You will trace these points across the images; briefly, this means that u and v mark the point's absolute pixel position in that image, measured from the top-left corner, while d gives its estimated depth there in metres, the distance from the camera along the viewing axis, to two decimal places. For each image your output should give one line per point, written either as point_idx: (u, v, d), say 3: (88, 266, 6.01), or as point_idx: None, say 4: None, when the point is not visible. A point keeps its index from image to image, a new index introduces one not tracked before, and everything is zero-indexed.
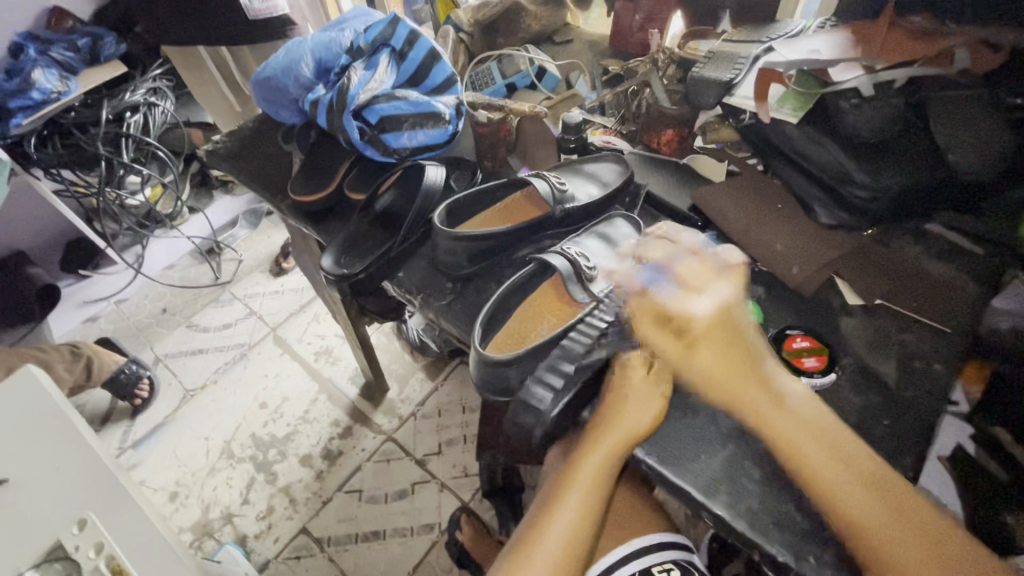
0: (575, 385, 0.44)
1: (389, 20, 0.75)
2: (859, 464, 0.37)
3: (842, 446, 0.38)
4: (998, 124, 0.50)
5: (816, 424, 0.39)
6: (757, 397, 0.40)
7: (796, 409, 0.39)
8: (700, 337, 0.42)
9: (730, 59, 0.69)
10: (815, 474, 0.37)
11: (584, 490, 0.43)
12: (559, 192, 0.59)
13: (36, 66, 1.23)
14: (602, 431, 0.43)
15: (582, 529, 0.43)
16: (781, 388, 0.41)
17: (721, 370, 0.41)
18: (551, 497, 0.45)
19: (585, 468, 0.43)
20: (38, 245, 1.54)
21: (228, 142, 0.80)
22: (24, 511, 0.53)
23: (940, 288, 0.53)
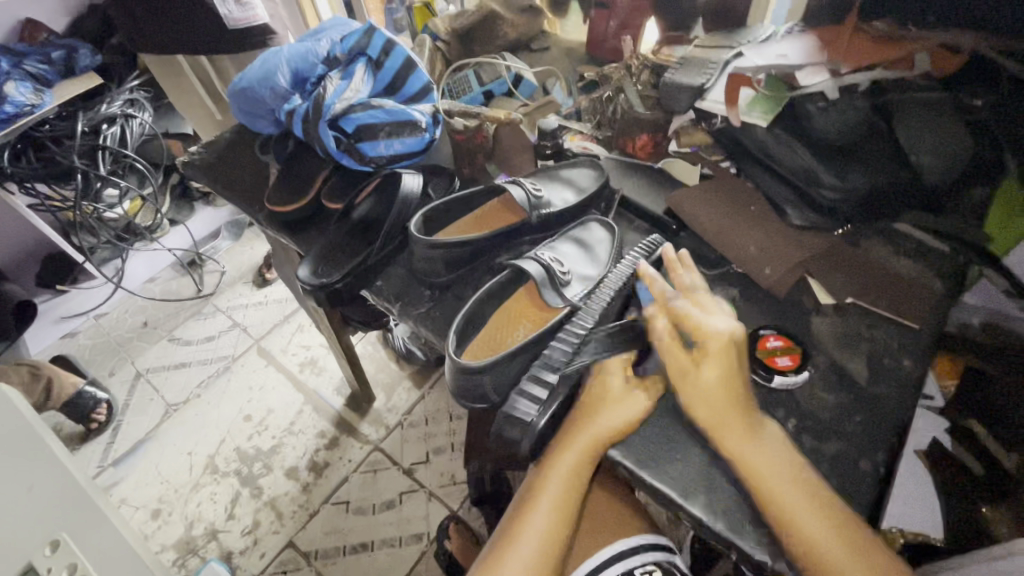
0: (556, 397, 0.44)
1: (365, 30, 0.75)
2: (826, 506, 0.38)
3: (810, 487, 0.39)
4: (957, 131, 0.53)
5: (787, 460, 0.40)
6: (742, 432, 0.40)
7: (774, 454, 0.40)
8: (711, 354, 0.42)
9: (702, 65, 0.70)
10: (786, 507, 0.37)
11: (558, 489, 0.44)
12: (536, 199, 0.60)
13: (8, 79, 1.20)
14: (587, 418, 0.44)
15: (556, 530, 0.43)
16: (765, 428, 0.41)
17: (718, 394, 0.41)
18: (526, 499, 0.45)
19: (558, 468, 0.44)
20: (13, 260, 1.51)
21: (205, 153, 0.79)
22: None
23: (910, 286, 0.55)
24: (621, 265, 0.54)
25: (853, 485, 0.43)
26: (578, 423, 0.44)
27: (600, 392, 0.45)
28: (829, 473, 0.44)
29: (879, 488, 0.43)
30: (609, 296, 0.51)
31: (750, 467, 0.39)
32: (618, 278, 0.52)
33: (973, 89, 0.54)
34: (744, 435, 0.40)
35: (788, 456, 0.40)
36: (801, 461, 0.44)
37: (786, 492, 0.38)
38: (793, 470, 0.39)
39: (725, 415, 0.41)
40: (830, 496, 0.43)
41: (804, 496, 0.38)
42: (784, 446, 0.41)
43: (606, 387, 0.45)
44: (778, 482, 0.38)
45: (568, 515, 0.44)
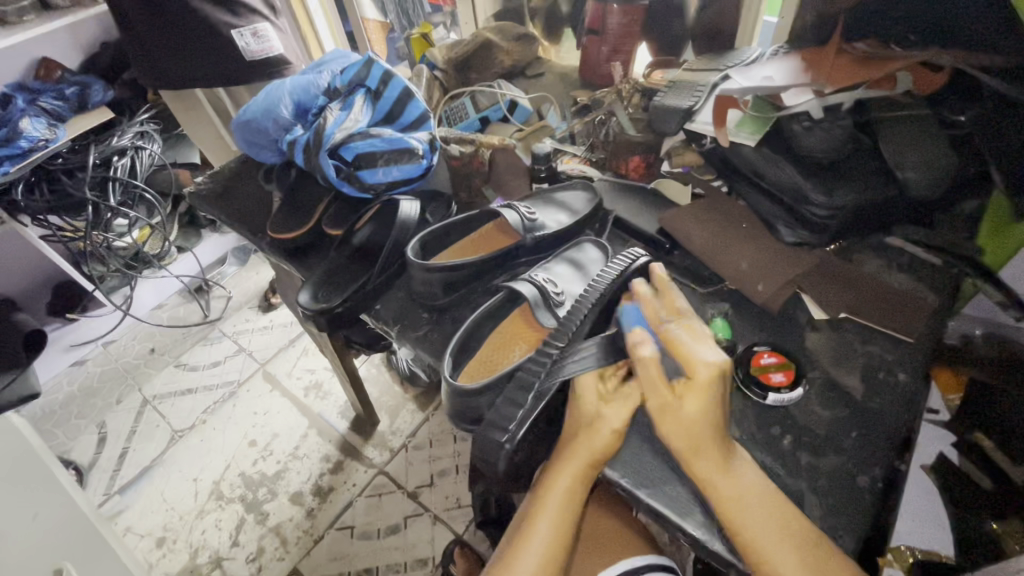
0: (530, 413, 0.44)
1: (364, 62, 0.78)
2: (788, 526, 0.39)
3: (775, 504, 0.40)
4: (941, 146, 0.54)
5: (754, 489, 0.40)
6: (714, 465, 0.40)
7: (743, 483, 0.40)
8: (695, 388, 0.41)
9: (690, 88, 0.71)
10: (746, 535, 0.38)
11: (555, 511, 0.44)
12: (530, 221, 0.61)
13: (23, 115, 1.25)
14: (578, 444, 0.44)
15: (557, 548, 0.44)
16: (737, 462, 0.41)
17: (696, 430, 0.41)
18: (527, 516, 0.45)
19: (553, 496, 0.44)
20: (26, 290, 1.55)
21: (210, 184, 0.82)
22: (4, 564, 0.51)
23: (905, 300, 0.55)
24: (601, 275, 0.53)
25: (850, 503, 0.43)
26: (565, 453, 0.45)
27: (579, 416, 0.45)
28: (827, 491, 0.43)
29: (878, 504, 0.43)
30: (583, 313, 0.50)
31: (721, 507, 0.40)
32: (595, 289, 0.51)
33: (953, 105, 0.57)
34: (722, 477, 0.40)
35: (762, 489, 0.41)
36: (798, 478, 0.44)
37: (761, 539, 0.38)
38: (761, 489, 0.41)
39: (701, 458, 0.40)
40: (828, 514, 0.42)
41: (776, 537, 0.38)
42: (760, 478, 0.41)
43: (590, 425, 0.44)
44: (752, 521, 0.39)
45: (564, 538, 0.44)
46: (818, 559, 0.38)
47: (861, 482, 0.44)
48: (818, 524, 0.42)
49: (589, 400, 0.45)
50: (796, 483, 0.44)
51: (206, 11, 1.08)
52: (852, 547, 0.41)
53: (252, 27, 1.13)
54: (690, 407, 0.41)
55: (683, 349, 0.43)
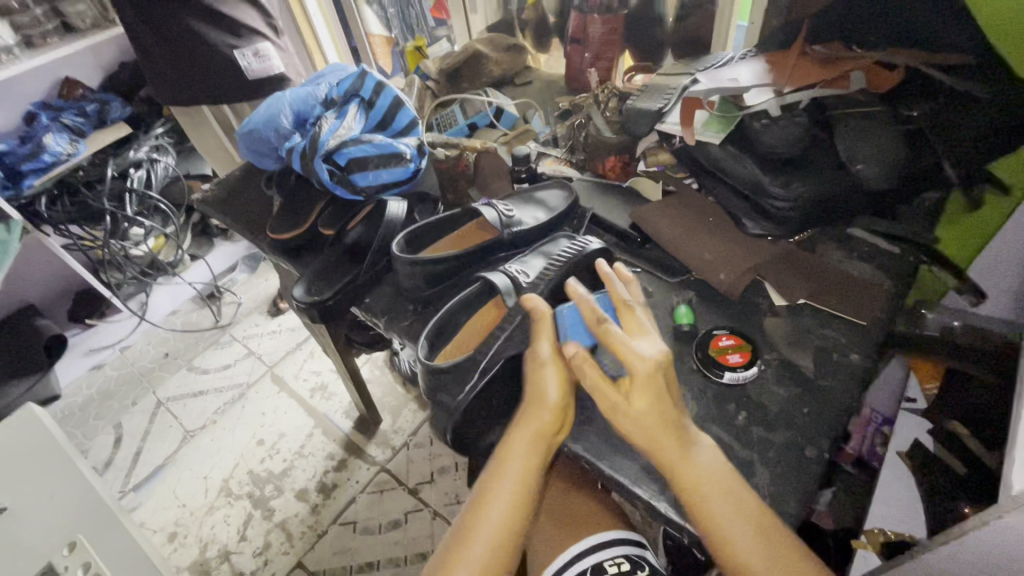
0: (477, 384, 0.51)
1: (359, 74, 0.83)
2: (746, 509, 0.41)
3: (735, 488, 0.42)
4: (893, 139, 0.57)
5: (714, 469, 0.42)
6: (673, 446, 0.42)
7: (702, 460, 0.42)
8: (638, 383, 0.43)
9: (660, 91, 0.76)
10: (703, 509, 0.41)
11: (516, 477, 0.46)
12: (506, 218, 0.65)
13: (47, 132, 1.34)
14: (527, 418, 0.48)
15: (515, 519, 0.46)
16: (697, 442, 0.44)
17: (654, 419, 0.43)
18: (477, 501, 0.47)
19: (505, 479, 0.46)
20: (47, 298, 1.63)
21: (217, 190, 0.87)
22: (29, 532, 0.59)
23: (861, 286, 0.58)
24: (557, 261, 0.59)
25: (798, 474, 0.46)
26: (516, 432, 0.48)
27: (535, 391, 0.49)
28: (776, 461, 0.46)
29: (825, 473, 0.45)
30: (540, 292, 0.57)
31: (684, 485, 0.42)
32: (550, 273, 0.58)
33: (909, 101, 0.60)
34: (682, 457, 0.42)
35: (721, 467, 0.43)
36: (749, 450, 0.47)
37: (716, 513, 0.40)
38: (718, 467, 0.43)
39: (662, 440, 0.43)
40: (776, 482, 0.45)
41: (732, 510, 0.40)
42: (719, 454, 0.43)
43: (542, 394, 0.48)
44: (711, 499, 0.41)
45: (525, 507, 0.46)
46: (781, 548, 0.40)
47: (810, 453, 0.47)
48: (764, 490, 0.45)
49: (545, 369, 0.49)
50: (747, 455, 0.47)
51: (212, 32, 1.15)
52: (797, 512, 0.44)
53: (254, 47, 1.19)
54: (637, 403, 0.43)
55: (621, 345, 0.45)
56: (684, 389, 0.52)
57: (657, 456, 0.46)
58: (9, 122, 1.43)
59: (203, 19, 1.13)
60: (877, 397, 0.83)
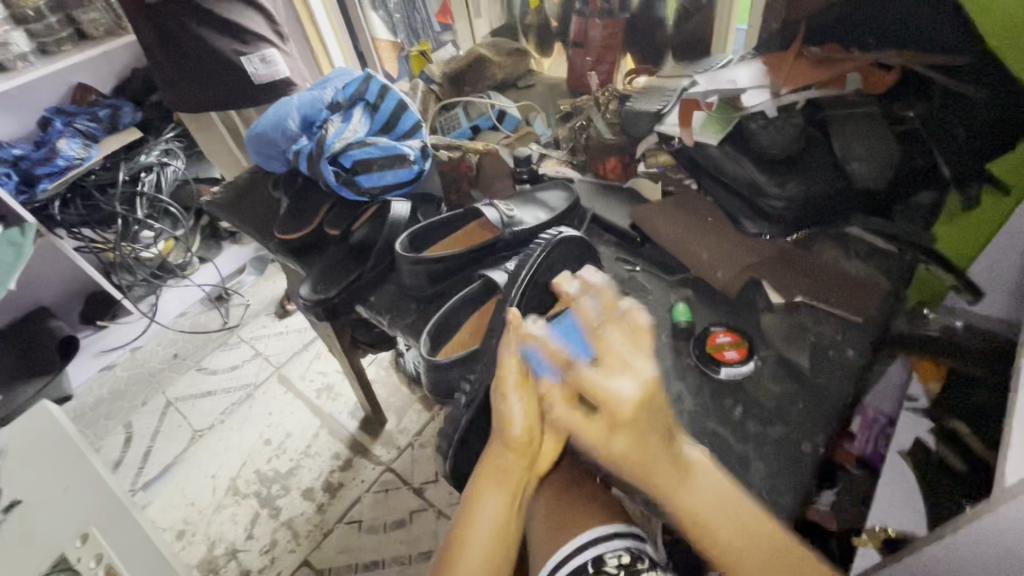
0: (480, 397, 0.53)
1: (364, 78, 0.85)
2: (747, 524, 0.41)
3: (735, 511, 0.41)
4: (889, 138, 0.58)
5: (709, 494, 0.42)
6: (663, 480, 0.41)
7: (698, 486, 0.42)
8: (620, 424, 0.40)
9: (661, 93, 0.78)
10: (706, 528, 0.41)
11: (491, 515, 0.50)
12: (507, 218, 0.67)
13: (61, 137, 1.37)
14: (497, 454, 0.51)
15: (494, 549, 0.49)
16: (693, 467, 0.42)
17: (630, 460, 0.41)
18: (457, 537, 0.50)
19: (481, 517, 0.49)
20: (60, 300, 1.66)
21: (225, 192, 0.89)
22: (46, 524, 0.61)
23: (857, 284, 0.59)
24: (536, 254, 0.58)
25: (792, 467, 0.46)
26: (483, 482, 0.51)
27: (505, 426, 0.49)
28: (771, 455, 0.47)
29: (819, 466, 0.46)
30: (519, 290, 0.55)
31: (684, 511, 0.42)
32: (529, 270, 0.56)
33: (906, 102, 0.61)
34: (677, 488, 0.41)
35: (719, 489, 0.42)
36: (745, 444, 0.48)
37: (716, 531, 0.41)
38: (717, 487, 0.42)
39: (655, 474, 0.41)
40: (771, 475, 0.46)
41: (731, 529, 0.41)
42: (716, 475, 0.43)
43: (511, 426, 0.48)
44: (711, 524, 0.41)
45: (504, 541, 0.50)
46: (776, 553, 0.41)
47: (806, 447, 0.47)
48: (759, 483, 0.46)
49: (511, 406, 0.48)
50: (743, 449, 0.48)
51: (221, 38, 1.17)
52: (792, 504, 0.45)
53: (260, 53, 1.22)
54: (617, 445, 0.40)
55: (599, 386, 0.40)
56: (681, 384, 0.53)
57: None
58: (24, 127, 1.46)
59: (212, 26, 1.15)
60: (880, 397, 0.82)
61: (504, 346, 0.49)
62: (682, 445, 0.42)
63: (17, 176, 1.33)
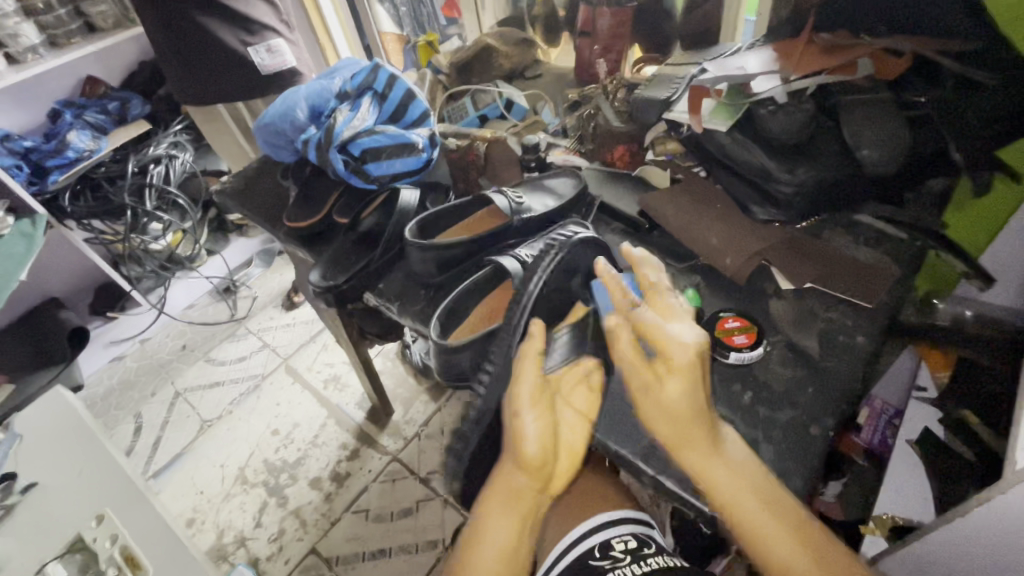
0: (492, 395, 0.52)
1: (372, 67, 0.85)
2: (784, 513, 0.40)
3: (768, 494, 0.41)
4: (899, 124, 0.58)
5: (746, 474, 0.42)
6: (701, 448, 0.42)
7: (735, 463, 0.42)
8: (675, 367, 0.44)
9: (669, 80, 0.78)
10: (743, 514, 0.40)
11: (499, 542, 0.47)
12: (517, 205, 0.67)
13: (71, 129, 1.38)
14: (507, 471, 0.49)
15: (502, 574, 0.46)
16: (727, 449, 0.43)
17: (678, 412, 0.43)
18: (463, 559, 0.47)
19: (487, 542, 0.47)
20: (70, 291, 1.67)
21: (234, 182, 0.90)
22: (64, 505, 0.62)
23: (868, 270, 0.58)
24: (539, 274, 0.54)
25: (801, 450, 0.46)
26: (492, 505, 0.48)
27: (516, 436, 0.48)
28: (780, 438, 0.47)
29: (828, 449, 0.46)
30: (522, 308, 0.52)
31: (718, 495, 0.41)
32: (538, 283, 0.53)
33: (916, 87, 0.61)
34: (711, 465, 0.42)
35: (754, 473, 0.42)
36: (754, 428, 0.48)
37: (752, 515, 0.40)
38: (751, 473, 0.42)
39: (689, 444, 0.43)
40: (780, 458, 0.46)
41: (768, 513, 0.40)
42: (749, 460, 0.43)
43: (522, 439, 0.48)
44: (749, 507, 0.40)
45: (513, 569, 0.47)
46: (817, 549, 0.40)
47: (815, 431, 0.47)
48: (769, 465, 0.46)
49: (524, 417, 0.48)
50: (753, 433, 0.48)
51: (229, 30, 1.18)
52: (801, 486, 0.45)
53: (267, 43, 1.23)
54: (671, 387, 0.43)
55: (661, 331, 0.45)
56: None
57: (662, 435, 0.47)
58: (35, 120, 1.47)
59: (220, 17, 1.16)
60: (887, 388, 0.84)
61: (519, 360, 0.51)
62: (716, 424, 0.45)
63: (28, 168, 1.34)
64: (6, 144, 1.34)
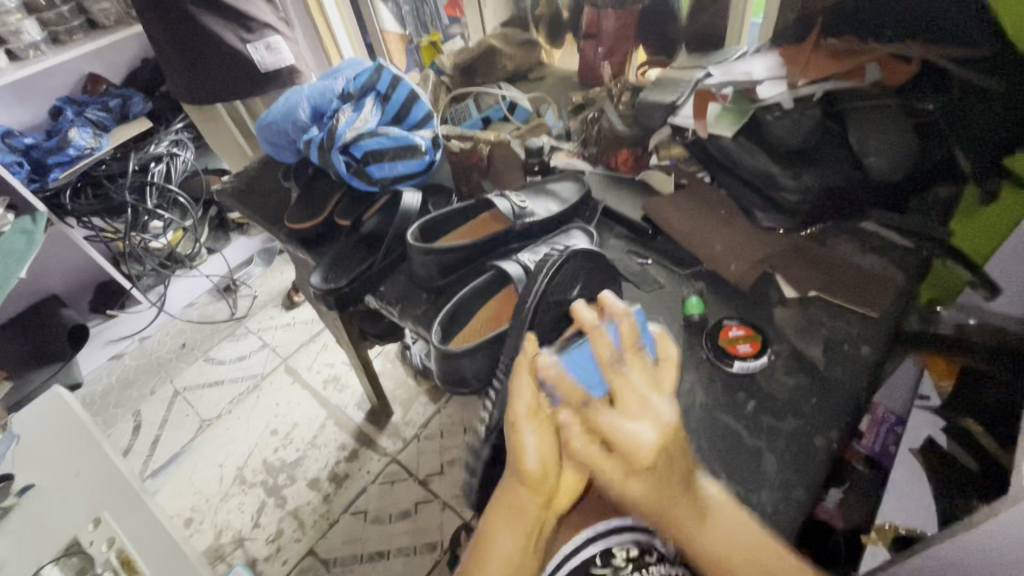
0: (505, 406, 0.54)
1: (375, 68, 0.85)
2: (778, 570, 0.41)
3: (762, 545, 0.41)
4: (904, 132, 0.58)
5: (732, 533, 0.42)
6: (687, 516, 0.42)
7: (719, 526, 0.42)
8: (638, 468, 0.41)
9: (674, 85, 0.77)
10: (728, 571, 0.42)
11: (507, 550, 0.47)
12: (519, 209, 0.67)
13: (72, 126, 1.38)
14: (511, 487, 0.47)
15: None
16: (709, 509, 0.42)
17: (654, 498, 0.42)
18: (473, 566, 0.47)
19: (496, 549, 0.47)
20: (70, 289, 1.67)
21: (236, 181, 0.89)
22: (59, 508, 0.61)
23: (872, 280, 0.58)
24: (540, 277, 0.55)
25: (807, 460, 0.46)
26: (498, 518, 0.48)
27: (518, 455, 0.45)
28: (785, 449, 0.47)
29: (833, 460, 0.46)
30: (527, 314, 0.54)
31: (705, 557, 0.42)
32: (537, 294, 0.54)
33: (926, 94, 0.59)
34: (696, 529, 0.42)
35: (745, 532, 0.42)
36: (758, 438, 0.48)
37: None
38: (738, 532, 0.42)
39: (674, 515, 0.42)
40: (785, 469, 0.46)
41: (756, 574, 0.41)
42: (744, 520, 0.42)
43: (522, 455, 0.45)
44: (741, 574, 0.41)
45: None
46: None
47: (821, 441, 0.47)
48: (774, 476, 0.45)
49: (526, 435, 0.45)
50: (757, 443, 0.47)
51: (230, 28, 1.17)
52: (806, 498, 0.44)
53: (265, 40, 1.22)
54: (635, 488, 0.42)
55: (614, 430, 0.41)
56: (696, 378, 0.53)
57: None
58: (37, 116, 1.47)
59: (223, 15, 1.15)
60: (891, 395, 0.82)
61: (513, 376, 0.47)
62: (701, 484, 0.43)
63: (28, 165, 1.34)
64: (7, 141, 1.34)
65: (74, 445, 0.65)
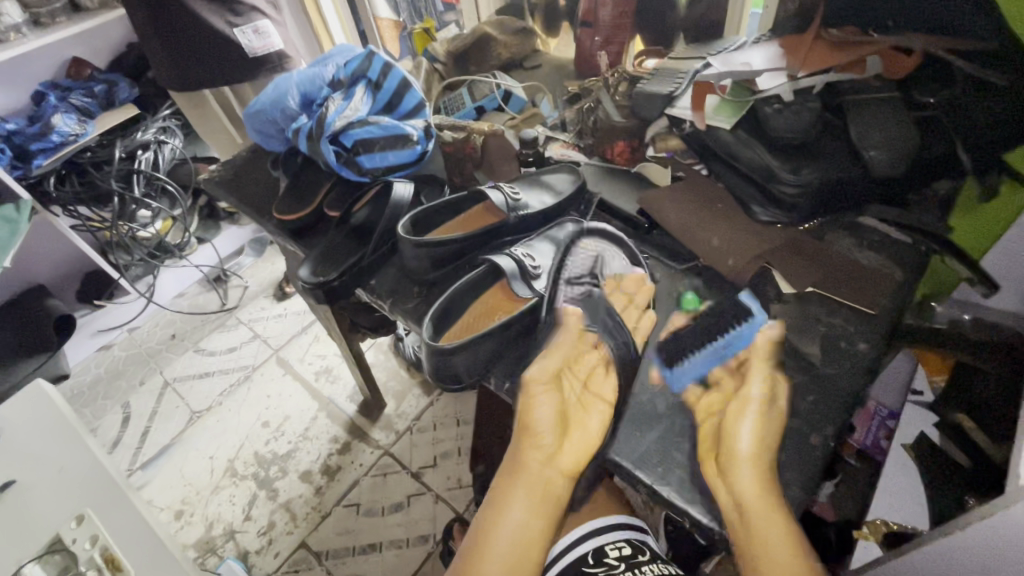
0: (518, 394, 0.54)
1: (366, 55, 0.83)
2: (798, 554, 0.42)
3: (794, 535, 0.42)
4: (905, 126, 0.56)
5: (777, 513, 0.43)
6: (752, 479, 0.44)
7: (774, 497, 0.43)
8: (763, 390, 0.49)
9: (671, 76, 0.76)
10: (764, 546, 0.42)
11: (520, 516, 0.47)
12: (513, 201, 0.66)
13: (55, 111, 1.34)
14: (524, 451, 0.50)
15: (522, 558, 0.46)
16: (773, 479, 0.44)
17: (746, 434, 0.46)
18: (480, 536, 0.47)
19: (508, 518, 0.47)
20: (56, 279, 1.64)
21: (223, 170, 0.87)
22: (39, 505, 0.60)
23: (869, 276, 0.57)
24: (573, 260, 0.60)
25: (801, 459, 0.46)
26: (513, 484, 0.48)
27: (530, 414, 0.51)
28: (780, 448, 0.46)
29: (828, 459, 0.46)
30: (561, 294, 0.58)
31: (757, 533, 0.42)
32: (573, 277, 0.59)
33: (925, 87, 0.58)
34: (763, 501, 0.42)
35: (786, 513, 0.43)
36: None
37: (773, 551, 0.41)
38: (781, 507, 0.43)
39: (746, 478, 0.43)
40: (780, 468, 0.45)
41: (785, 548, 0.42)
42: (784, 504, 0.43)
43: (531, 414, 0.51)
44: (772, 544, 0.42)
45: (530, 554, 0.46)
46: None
47: (816, 440, 0.46)
48: None
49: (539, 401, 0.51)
50: None
51: (216, 11, 1.14)
52: (800, 498, 0.44)
53: (253, 24, 1.19)
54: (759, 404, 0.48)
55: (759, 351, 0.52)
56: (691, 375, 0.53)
57: (659, 443, 0.47)
58: (19, 102, 1.43)
59: None
60: (883, 389, 0.82)
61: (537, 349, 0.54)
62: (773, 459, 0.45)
63: (11, 151, 1.31)
64: None
65: (54, 439, 0.63)
